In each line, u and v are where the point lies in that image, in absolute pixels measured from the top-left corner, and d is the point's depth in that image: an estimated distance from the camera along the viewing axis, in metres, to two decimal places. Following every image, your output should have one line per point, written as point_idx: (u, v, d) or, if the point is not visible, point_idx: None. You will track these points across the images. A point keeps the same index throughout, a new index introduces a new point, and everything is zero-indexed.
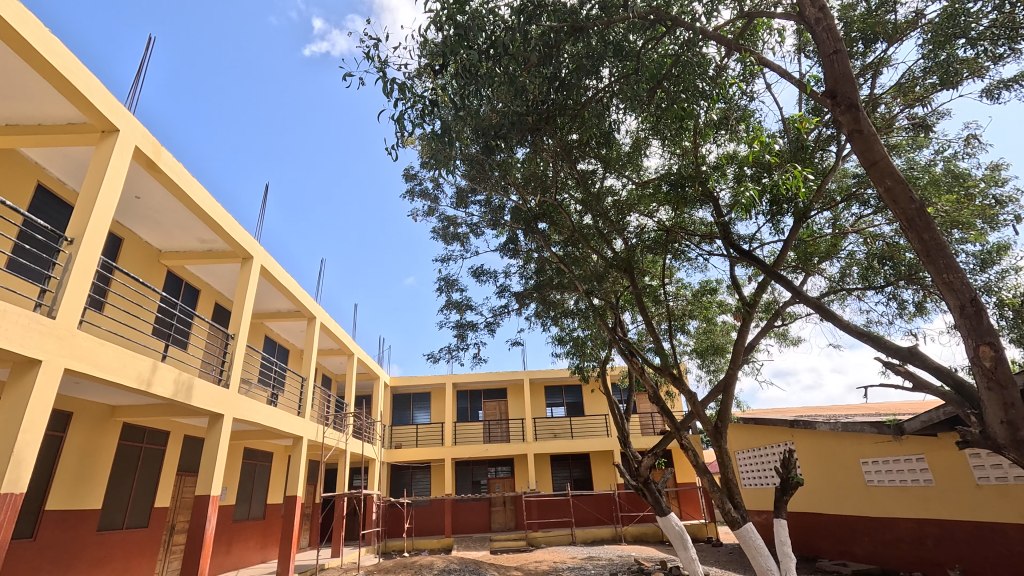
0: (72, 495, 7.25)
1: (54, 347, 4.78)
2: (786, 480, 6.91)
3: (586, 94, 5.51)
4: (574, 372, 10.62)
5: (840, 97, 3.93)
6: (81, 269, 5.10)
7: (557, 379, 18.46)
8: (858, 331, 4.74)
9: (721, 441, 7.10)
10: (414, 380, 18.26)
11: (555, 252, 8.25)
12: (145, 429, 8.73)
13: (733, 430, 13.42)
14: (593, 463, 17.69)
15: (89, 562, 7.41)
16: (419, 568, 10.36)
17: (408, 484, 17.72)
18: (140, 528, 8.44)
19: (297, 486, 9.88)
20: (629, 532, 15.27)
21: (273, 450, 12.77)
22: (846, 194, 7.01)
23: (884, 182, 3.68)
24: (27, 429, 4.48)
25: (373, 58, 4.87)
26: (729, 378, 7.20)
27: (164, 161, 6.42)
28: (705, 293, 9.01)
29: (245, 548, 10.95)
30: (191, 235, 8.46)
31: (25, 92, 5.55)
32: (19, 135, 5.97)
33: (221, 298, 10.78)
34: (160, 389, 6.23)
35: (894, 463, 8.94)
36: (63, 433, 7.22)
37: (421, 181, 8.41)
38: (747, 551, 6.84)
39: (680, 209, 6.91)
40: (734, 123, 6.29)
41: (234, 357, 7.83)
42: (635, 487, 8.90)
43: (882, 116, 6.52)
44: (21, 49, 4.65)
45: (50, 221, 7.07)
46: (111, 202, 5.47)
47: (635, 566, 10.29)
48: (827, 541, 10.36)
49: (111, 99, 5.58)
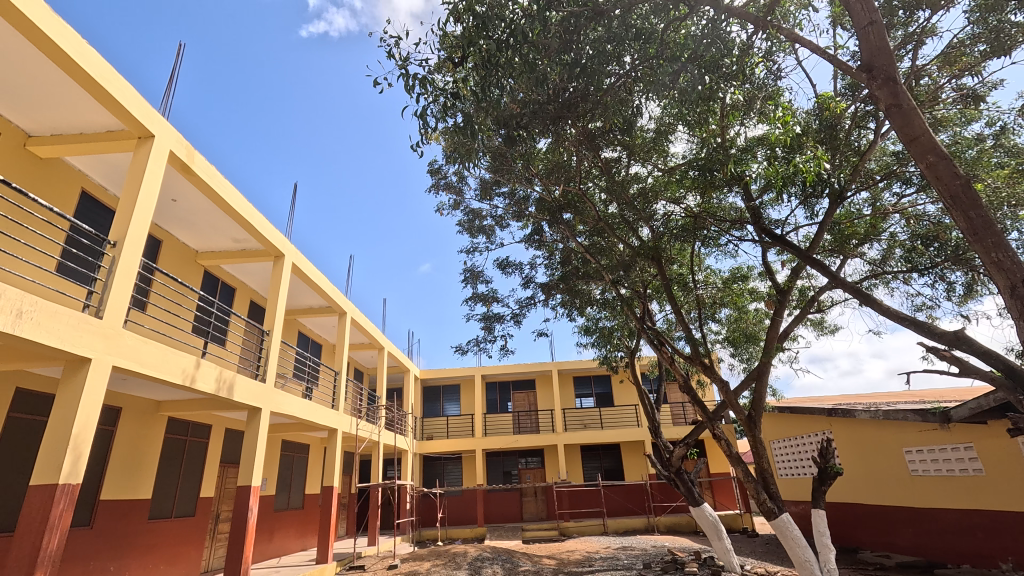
0: (124, 485, 7.65)
1: (103, 345, 5.03)
2: (825, 470, 6.74)
3: (609, 81, 5.36)
4: (603, 362, 10.63)
5: (876, 70, 3.78)
6: (124, 271, 5.33)
7: (585, 369, 18.39)
8: (899, 316, 4.64)
9: (756, 430, 6.94)
10: (444, 373, 18.48)
11: (581, 243, 8.21)
12: (188, 423, 9.12)
13: (767, 419, 13.12)
14: (624, 453, 17.66)
15: (141, 548, 7.79)
16: (452, 556, 10.54)
17: (441, 474, 18.03)
18: (187, 517, 8.83)
19: (334, 477, 10.08)
20: (663, 522, 15.10)
21: (309, 443, 13.14)
22: (886, 172, 6.70)
23: (926, 158, 3.56)
24: (80, 422, 4.71)
25: (394, 55, 4.94)
26: (763, 366, 7.03)
27: (197, 164, 6.62)
28: (736, 280, 8.85)
29: (285, 536, 11.34)
30: (226, 236, 8.74)
31: (66, 103, 5.80)
32: (63, 144, 6.25)
33: (255, 296, 11.11)
34: (203, 384, 6.48)
35: (941, 452, 8.60)
36: (113, 427, 7.58)
37: (445, 175, 8.48)
38: (784, 542, 6.72)
39: (709, 195, 6.80)
40: (763, 102, 6.07)
41: (271, 352, 8.04)
42: (667, 477, 8.78)
43: (926, 88, 6.20)
44: (63, 63, 4.88)
45: (96, 226, 7.42)
46: (150, 207, 5.70)
47: (668, 556, 10.21)
48: (869, 530, 10.04)
49: (146, 106, 5.77)
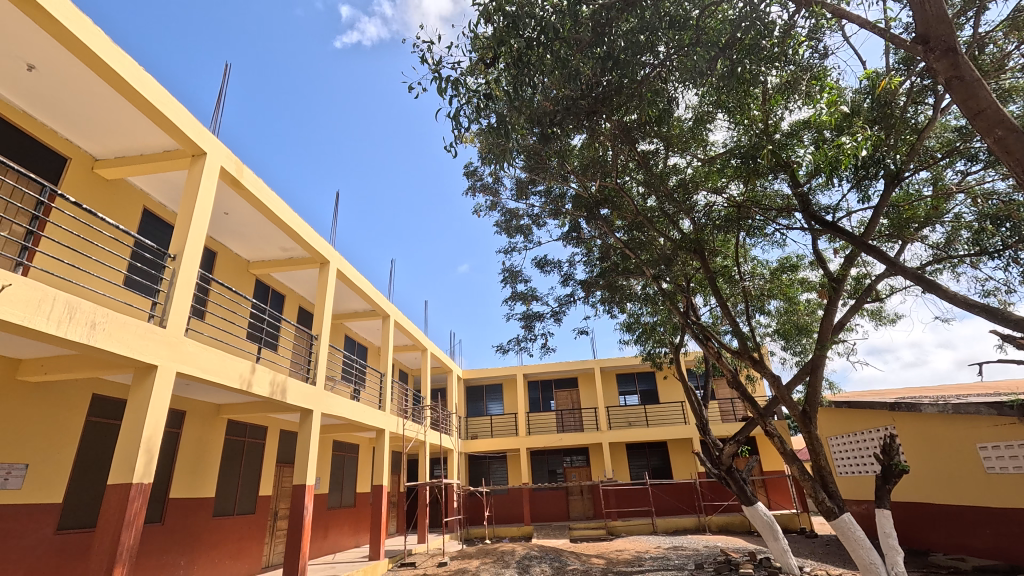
0: (190, 484, 8.11)
1: (167, 353, 5.35)
2: (889, 467, 6.37)
3: (642, 72, 5.24)
4: (646, 358, 10.45)
5: (934, 41, 3.53)
6: (184, 283, 5.65)
7: (628, 366, 18.12)
8: (969, 303, 4.34)
9: (811, 427, 6.63)
10: (486, 372, 18.61)
11: (619, 238, 8.10)
12: (246, 425, 9.58)
13: (824, 414, 12.55)
14: (671, 451, 17.30)
15: (207, 543, 8.24)
16: (500, 555, 10.62)
17: (486, 473, 18.19)
18: (249, 514, 9.28)
19: (383, 477, 10.35)
20: (714, 522, 14.68)
21: (358, 443, 13.54)
22: (948, 150, 6.26)
23: (993, 133, 3.35)
24: (150, 425, 5.03)
25: (427, 60, 4.99)
26: (817, 359, 6.72)
27: (246, 178, 6.94)
28: (784, 270, 8.50)
29: (339, 533, 11.74)
30: (275, 246, 9.12)
31: (127, 127, 6.20)
32: (125, 165, 6.68)
33: (304, 302, 11.54)
34: (258, 388, 6.79)
35: (1020, 447, 7.98)
36: (179, 429, 8.04)
37: (481, 176, 8.54)
38: (846, 544, 6.41)
39: (752, 182, 6.56)
40: (809, 84, 5.79)
41: (320, 356, 8.33)
42: (717, 475, 8.52)
43: (992, 56, 5.75)
44: (124, 90, 5.22)
45: (157, 240, 7.90)
46: (205, 221, 6.02)
47: (720, 556, 9.93)
48: (941, 532, 9.43)
49: (198, 126, 6.09)
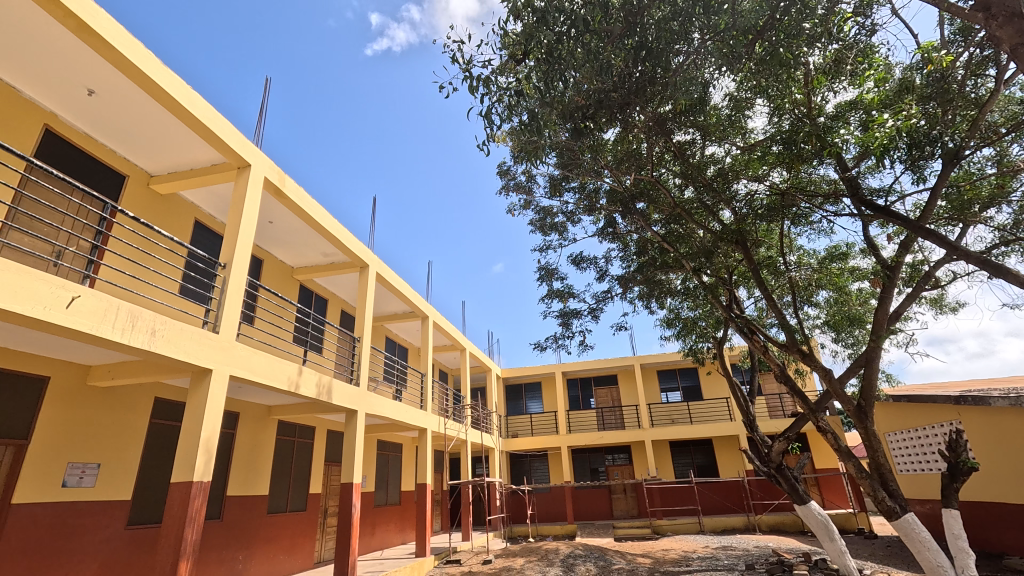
0: (246, 482, 8.48)
1: (221, 357, 5.61)
2: (956, 464, 5.99)
3: (676, 60, 5.10)
4: (688, 354, 10.21)
5: (995, 7, 3.28)
6: (234, 290, 5.90)
7: (670, 362, 17.76)
8: None
9: (868, 422, 6.31)
10: (525, 371, 18.63)
11: (657, 232, 7.95)
12: (295, 425, 9.94)
13: (881, 409, 11.93)
14: (717, 449, 16.84)
15: (263, 539, 8.60)
16: (544, 553, 10.62)
17: (528, 472, 18.22)
18: (300, 511, 9.62)
19: (426, 475, 10.52)
20: (765, 522, 14.20)
21: (402, 442, 13.81)
22: (1013, 123, 5.83)
23: None
24: (208, 426, 5.29)
25: (458, 61, 5.01)
26: (872, 350, 6.39)
27: (288, 187, 7.19)
28: (833, 259, 8.13)
29: (386, 530, 12.02)
30: (317, 251, 9.41)
31: (177, 143, 6.53)
32: (177, 179, 7.04)
33: (345, 305, 11.86)
34: (305, 389, 7.02)
35: None
36: (234, 430, 8.43)
37: (514, 175, 8.54)
38: (910, 544, 6.08)
39: (797, 168, 6.30)
40: (855, 62, 5.51)
41: (362, 357, 8.54)
42: (767, 473, 8.23)
43: None
44: (174, 109, 5.51)
45: (208, 250, 8.29)
46: (252, 230, 6.27)
47: (773, 557, 9.59)
48: (1016, 533, 8.80)
49: (242, 139, 6.35)
